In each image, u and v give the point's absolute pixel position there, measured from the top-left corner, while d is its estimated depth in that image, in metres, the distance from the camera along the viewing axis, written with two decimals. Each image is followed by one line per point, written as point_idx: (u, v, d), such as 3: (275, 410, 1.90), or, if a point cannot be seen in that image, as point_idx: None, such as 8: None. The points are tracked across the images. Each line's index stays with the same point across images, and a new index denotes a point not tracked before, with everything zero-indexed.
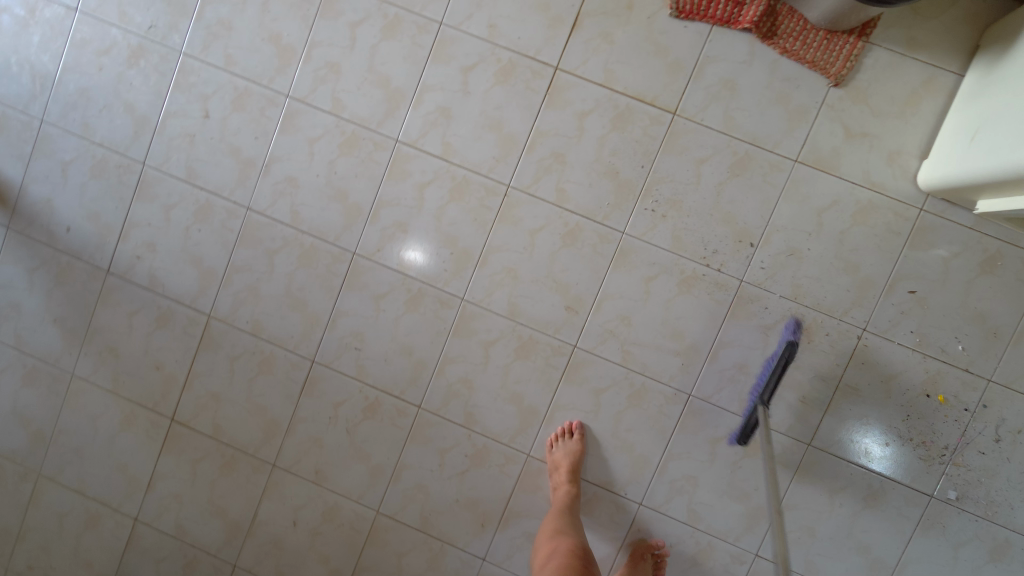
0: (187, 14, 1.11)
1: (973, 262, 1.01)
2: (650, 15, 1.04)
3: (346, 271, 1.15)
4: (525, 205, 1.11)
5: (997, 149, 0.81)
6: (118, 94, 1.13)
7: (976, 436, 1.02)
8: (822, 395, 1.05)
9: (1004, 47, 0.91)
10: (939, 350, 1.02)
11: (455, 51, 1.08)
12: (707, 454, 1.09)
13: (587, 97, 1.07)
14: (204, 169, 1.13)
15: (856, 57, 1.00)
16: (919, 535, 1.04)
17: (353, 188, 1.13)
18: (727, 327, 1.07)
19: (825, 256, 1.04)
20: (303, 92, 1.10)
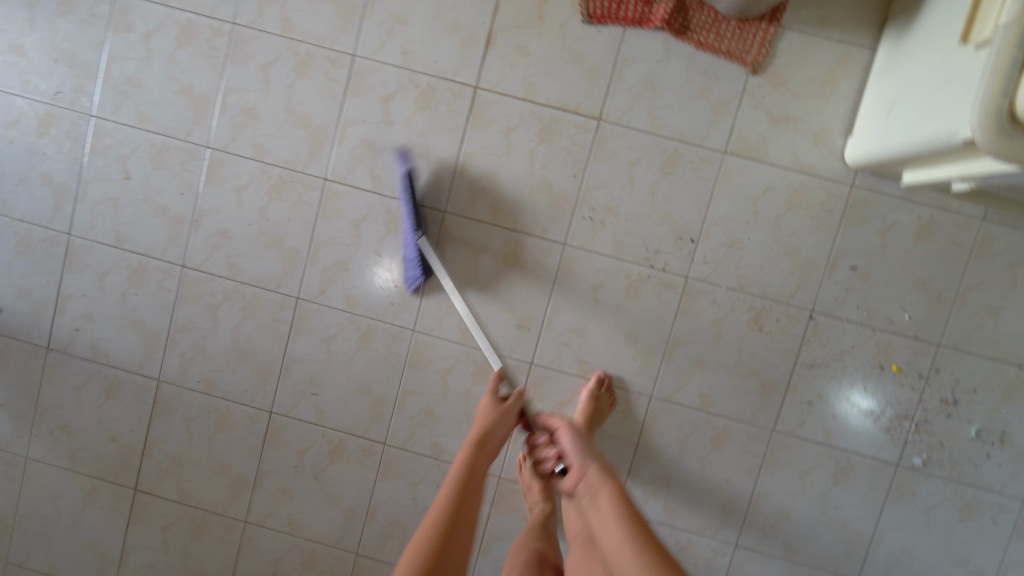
0: (92, 75, 1.10)
1: (909, 231, 1.03)
2: (561, 23, 1.04)
3: (292, 317, 1.12)
4: (462, 228, 1.09)
5: (909, 129, 0.83)
6: (33, 165, 1.12)
7: (934, 401, 1.05)
8: (779, 380, 1.07)
9: (908, 16, 0.93)
10: (887, 322, 1.05)
11: (372, 81, 1.07)
12: (676, 452, 1.10)
13: (510, 113, 1.06)
14: (133, 232, 1.12)
15: (770, 43, 1.01)
16: (891, 504, 1.08)
17: (288, 232, 1.11)
18: (680, 325, 1.08)
19: (764, 243, 1.05)
20: (223, 141, 1.10)
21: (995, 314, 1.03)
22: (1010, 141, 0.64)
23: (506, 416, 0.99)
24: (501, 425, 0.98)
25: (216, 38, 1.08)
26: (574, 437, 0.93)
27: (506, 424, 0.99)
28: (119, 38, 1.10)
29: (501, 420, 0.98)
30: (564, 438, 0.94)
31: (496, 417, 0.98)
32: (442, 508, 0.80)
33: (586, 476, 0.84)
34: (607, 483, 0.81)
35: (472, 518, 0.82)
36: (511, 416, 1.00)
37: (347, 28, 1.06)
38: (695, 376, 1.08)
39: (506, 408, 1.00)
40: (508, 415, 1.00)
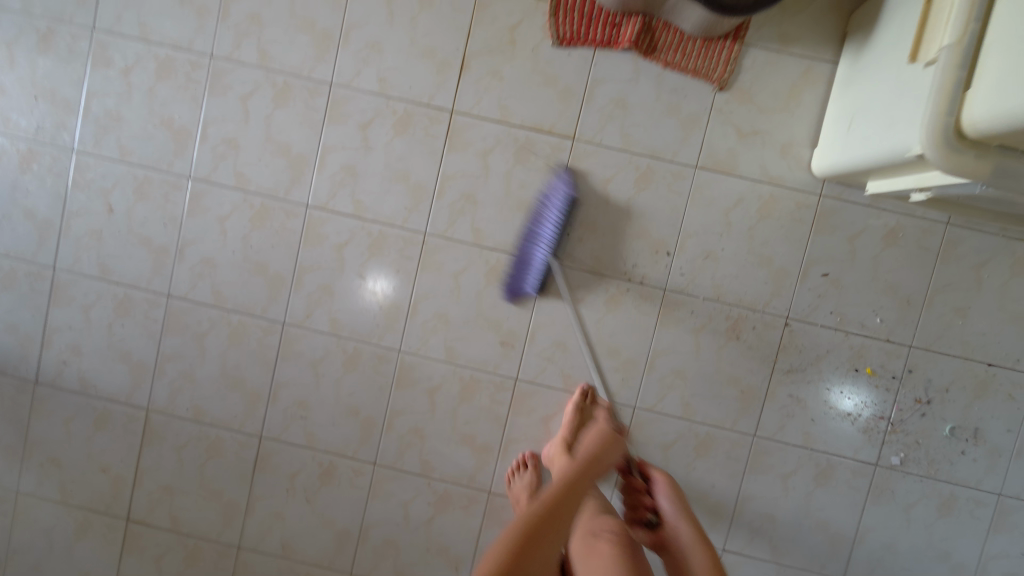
0: (73, 111, 1.12)
1: (876, 237, 1.06)
2: (533, 47, 1.07)
3: (279, 342, 1.14)
4: (443, 249, 1.11)
5: (868, 142, 0.86)
6: (16, 201, 1.13)
7: (908, 401, 1.08)
8: (758, 386, 1.10)
9: (864, 32, 0.96)
10: (860, 326, 1.08)
11: (350, 109, 1.09)
12: (661, 461, 1.12)
13: (486, 135, 1.09)
14: (117, 264, 1.14)
15: (734, 60, 1.04)
16: (872, 503, 1.10)
17: (272, 258, 1.12)
18: (660, 336, 1.10)
19: (738, 254, 1.08)
20: (205, 171, 1.11)
21: (963, 315, 1.06)
22: (957, 156, 0.68)
23: (618, 445, 0.98)
24: (614, 453, 0.97)
25: (195, 71, 1.10)
26: (673, 498, 1.03)
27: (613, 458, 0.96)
28: (98, 73, 1.11)
29: (612, 446, 0.97)
30: (662, 499, 1.03)
31: (613, 443, 0.97)
32: (545, 500, 0.86)
33: (680, 530, 0.99)
34: (694, 526, 0.99)
35: (551, 542, 0.83)
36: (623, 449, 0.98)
37: (323, 58, 1.09)
38: (677, 386, 1.11)
39: (619, 440, 0.98)
40: (618, 448, 0.98)
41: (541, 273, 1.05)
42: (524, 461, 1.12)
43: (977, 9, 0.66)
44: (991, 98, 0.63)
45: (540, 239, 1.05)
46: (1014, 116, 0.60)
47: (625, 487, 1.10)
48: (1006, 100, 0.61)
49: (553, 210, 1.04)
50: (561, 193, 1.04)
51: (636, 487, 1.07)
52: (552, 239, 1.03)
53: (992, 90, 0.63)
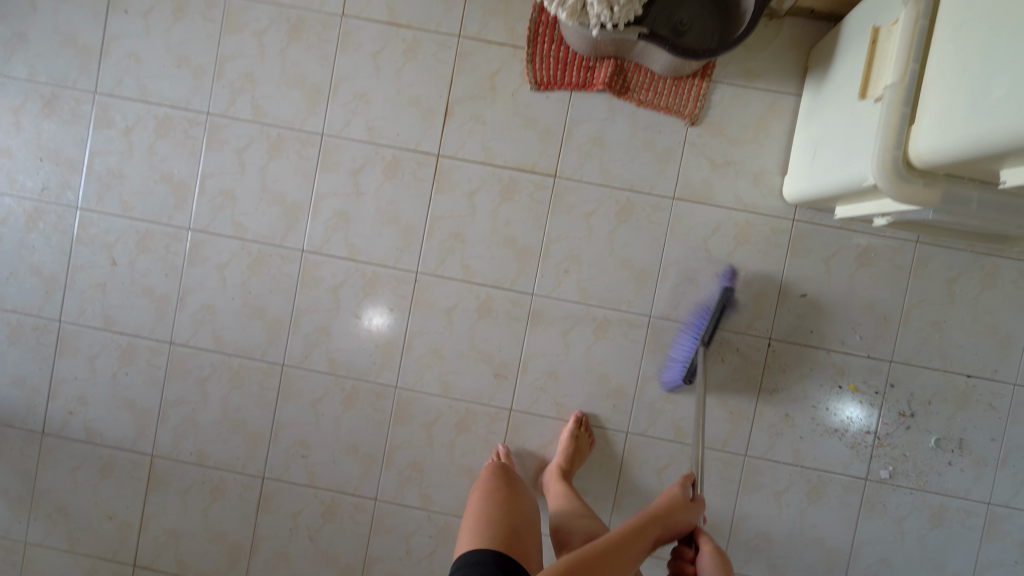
0: (77, 171, 1.17)
1: (850, 257, 1.11)
2: (512, 92, 1.13)
3: (278, 384, 1.17)
4: (435, 286, 1.15)
5: (831, 171, 0.91)
6: (23, 259, 1.18)
7: (892, 415, 1.11)
8: (746, 406, 1.13)
9: (823, 66, 1.02)
10: (840, 343, 1.11)
11: (341, 157, 1.14)
12: (656, 484, 1.15)
13: (471, 177, 1.14)
14: (121, 315, 1.18)
15: (704, 96, 1.10)
16: (865, 517, 1.12)
17: (270, 302, 1.16)
18: (648, 362, 1.14)
19: (718, 279, 1.12)
20: (204, 222, 1.16)
21: (939, 329, 1.10)
22: (907, 185, 0.73)
23: (689, 509, 0.94)
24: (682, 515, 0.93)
25: (192, 128, 1.16)
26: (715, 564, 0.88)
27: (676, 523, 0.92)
28: (100, 134, 1.17)
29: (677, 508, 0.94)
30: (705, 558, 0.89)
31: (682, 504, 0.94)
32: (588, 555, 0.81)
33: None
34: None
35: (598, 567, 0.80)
36: (692, 513, 0.94)
37: (314, 110, 1.14)
38: (667, 410, 1.14)
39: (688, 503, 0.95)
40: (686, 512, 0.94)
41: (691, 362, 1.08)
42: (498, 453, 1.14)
43: (915, 51, 0.72)
44: (932, 133, 0.69)
45: (693, 329, 1.09)
46: (953, 150, 0.65)
47: (672, 554, 0.96)
48: (946, 135, 0.66)
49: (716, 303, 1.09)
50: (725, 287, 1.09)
51: (681, 554, 0.93)
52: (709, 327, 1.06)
53: (933, 125, 0.68)
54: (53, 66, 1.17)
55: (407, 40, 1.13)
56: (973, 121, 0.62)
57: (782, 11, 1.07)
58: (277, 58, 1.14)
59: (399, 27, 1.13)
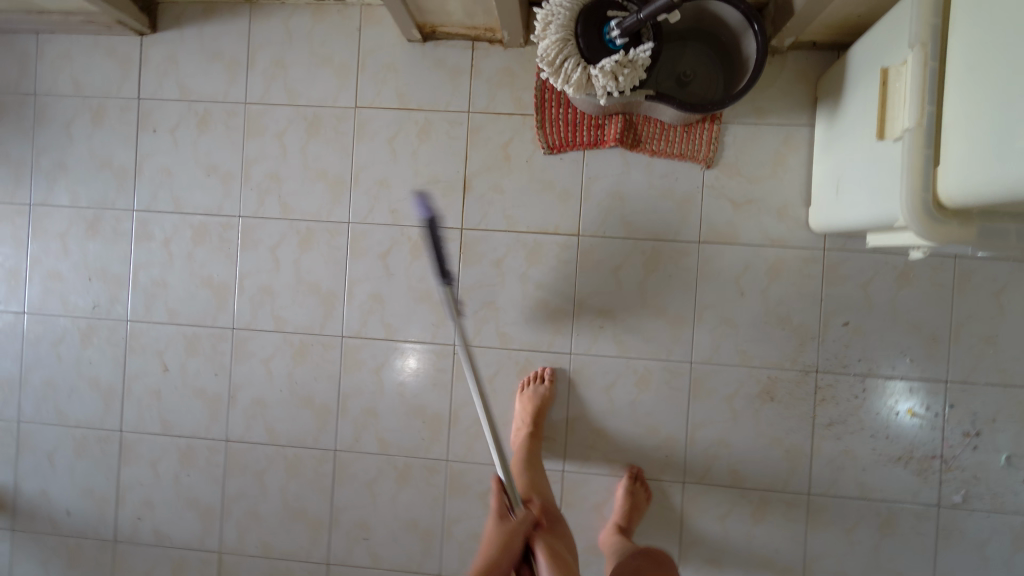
0: (124, 285, 1.23)
1: (889, 281, 1.09)
2: (527, 158, 1.15)
3: (333, 469, 1.19)
4: (474, 356, 1.17)
5: (858, 207, 0.91)
6: (81, 374, 1.24)
7: (957, 436, 1.08)
8: (802, 442, 1.11)
9: (833, 98, 1.02)
10: (891, 369, 1.09)
11: (368, 242, 1.18)
12: (720, 531, 1.13)
13: (496, 246, 1.16)
14: (177, 418, 1.22)
15: (717, 139, 1.11)
16: (943, 545, 1.08)
17: (316, 390, 1.19)
18: (695, 408, 1.13)
19: (755, 318, 1.12)
20: (246, 320, 1.20)
21: (992, 343, 1.07)
22: (940, 226, 0.72)
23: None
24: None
25: (227, 231, 1.21)
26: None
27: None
28: (142, 248, 1.23)
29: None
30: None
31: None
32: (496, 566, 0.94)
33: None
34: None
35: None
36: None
37: (339, 200, 1.19)
38: (720, 455, 1.13)
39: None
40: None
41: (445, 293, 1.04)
42: (543, 374, 1.15)
43: (928, 94, 0.72)
44: (959, 176, 0.68)
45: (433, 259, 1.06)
46: (984, 193, 0.65)
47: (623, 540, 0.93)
48: (974, 179, 0.66)
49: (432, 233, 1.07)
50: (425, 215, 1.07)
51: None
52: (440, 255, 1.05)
53: (960, 168, 0.68)
54: (93, 190, 1.24)
55: (419, 122, 1.17)
56: (1001, 167, 0.61)
57: (784, 46, 1.08)
58: (299, 155, 1.19)
59: (410, 111, 1.17)
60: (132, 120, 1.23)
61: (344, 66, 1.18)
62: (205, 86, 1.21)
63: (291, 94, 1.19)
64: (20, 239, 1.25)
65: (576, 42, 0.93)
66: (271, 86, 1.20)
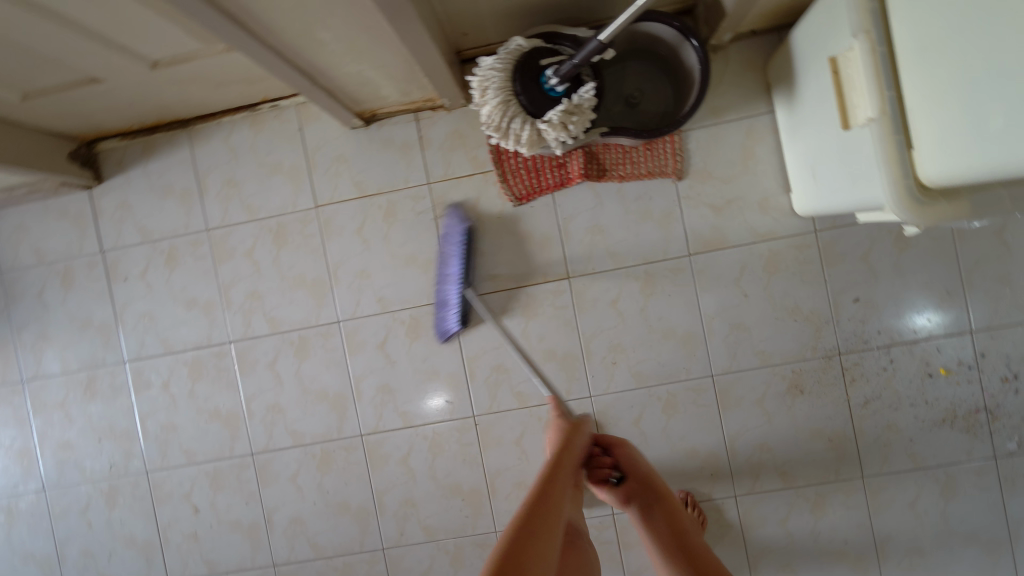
0: (134, 438, 1.22)
1: (888, 246, 1.06)
2: (498, 214, 1.13)
3: (386, 567, 1.17)
4: (495, 422, 1.15)
5: (839, 192, 0.88)
6: (115, 535, 1.22)
7: (996, 384, 1.05)
8: (844, 428, 1.08)
9: (786, 83, 0.99)
10: (913, 332, 1.07)
11: (364, 335, 1.16)
12: (784, 536, 1.10)
13: (490, 308, 1.14)
14: (220, 555, 1.20)
15: (680, 149, 1.08)
16: (1010, 495, 1.06)
17: (350, 494, 1.17)
18: (728, 420, 1.10)
19: (765, 316, 1.09)
20: (262, 442, 1.19)
21: (1007, 283, 1.05)
22: (931, 207, 0.69)
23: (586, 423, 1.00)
24: (583, 432, 0.98)
25: (221, 360, 1.19)
26: (634, 458, 1.00)
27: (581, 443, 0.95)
28: (142, 396, 1.21)
29: (576, 431, 0.96)
30: (624, 451, 1.01)
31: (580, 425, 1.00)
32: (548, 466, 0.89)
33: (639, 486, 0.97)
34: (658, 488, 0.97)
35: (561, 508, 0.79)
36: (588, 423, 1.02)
37: (324, 303, 1.17)
38: (766, 460, 1.10)
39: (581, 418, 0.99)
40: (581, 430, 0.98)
41: (461, 306, 1.09)
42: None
43: (885, 79, 0.69)
44: (939, 159, 0.65)
45: (451, 274, 1.10)
46: (973, 172, 0.61)
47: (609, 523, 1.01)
48: (957, 161, 0.63)
49: (454, 248, 1.09)
50: (456, 230, 1.09)
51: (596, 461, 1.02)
52: (460, 272, 1.08)
53: (938, 150, 0.65)
54: (80, 352, 1.22)
55: (383, 205, 1.15)
56: (987, 147, 0.58)
57: (724, 43, 1.06)
58: (273, 267, 1.18)
59: (371, 197, 1.15)
60: (101, 274, 1.21)
61: (295, 169, 1.16)
62: (164, 223, 1.20)
63: (250, 209, 1.18)
64: (22, 418, 1.24)
65: (517, 100, 0.90)
66: (228, 206, 1.18)
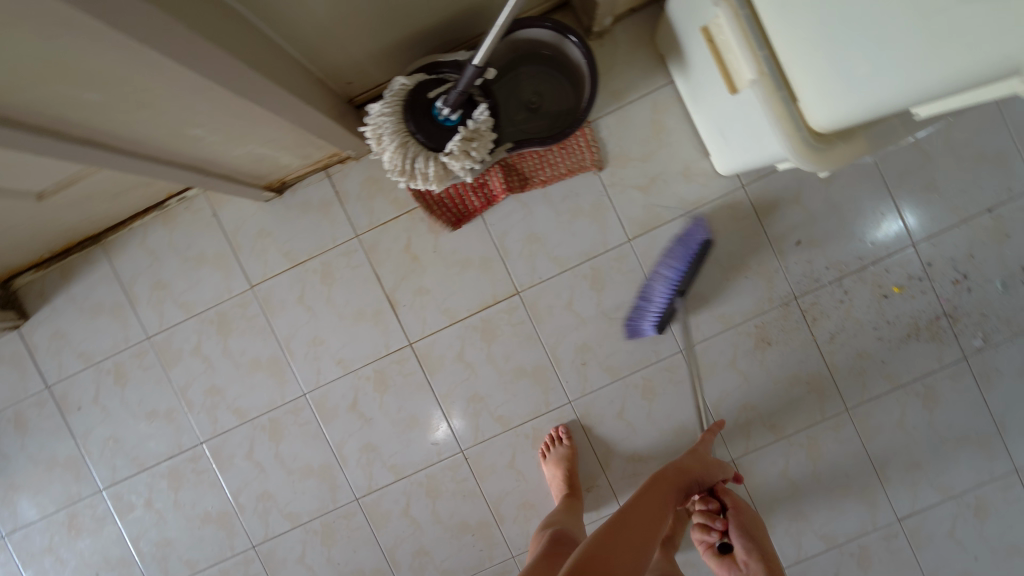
0: (131, 562, 1.18)
1: (814, 183, 1.07)
2: (433, 248, 1.12)
3: None
4: (485, 451, 1.14)
5: (748, 150, 0.88)
6: None
7: (949, 288, 1.07)
8: (817, 367, 1.09)
9: (675, 52, 0.99)
10: (859, 259, 1.08)
11: (333, 401, 1.14)
12: (789, 486, 1.10)
13: (450, 342, 1.13)
14: None
15: (593, 139, 1.08)
16: (989, 390, 1.07)
17: (360, 559, 1.16)
18: (708, 389, 1.11)
19: (716, 280, 1.09)
20: (261, 532, 1.16)
21: (934, 189, 1.06)
22: (829, 151, 0.69)
23: (722, 466, 0.97)
24: (715, 472, 0.94)
25: (198, 463, 1.16)
26: (750, 526, 0.91)
27: (706, 479, 0.92)
28: (128, 519, 1.18)
29: (707, 466, 0.94)
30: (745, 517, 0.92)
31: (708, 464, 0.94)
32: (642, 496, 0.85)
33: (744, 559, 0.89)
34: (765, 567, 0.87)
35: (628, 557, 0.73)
36: (726, 469, 0.97)
37: (285, 379, 1.14)
38: (752, 418, 1.10)
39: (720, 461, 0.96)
40: (715, 469, 0.95)
41: (663, 311, 1.02)
42: (559, 433, 1.12)
43: (755, 41, 0.69)
44: (824, 108, 0.65)
45: (665, 276, 1.02)
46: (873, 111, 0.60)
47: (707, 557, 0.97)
48: (848, 106, 0.62)
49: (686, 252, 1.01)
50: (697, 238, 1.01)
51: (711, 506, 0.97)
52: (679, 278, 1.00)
53: (820, 100, 0.65)
54: (53, 492, 1.18)
55: (318, 269, 1.13)
56: (883, 91, 0.56)
57: (607, 27, 1.05)
58: (224, 358, 1.15)
59: (304, 263, 1.13)
60: (52, 410, 1.17)
61: (221, 255, 1.13)
62: (103, 343, 1.16)
63: (186, 306, 1.14)
64: (13, 572, 1.20)
65: (414, 138, 0.88)
66: (163, 309, 1.15)
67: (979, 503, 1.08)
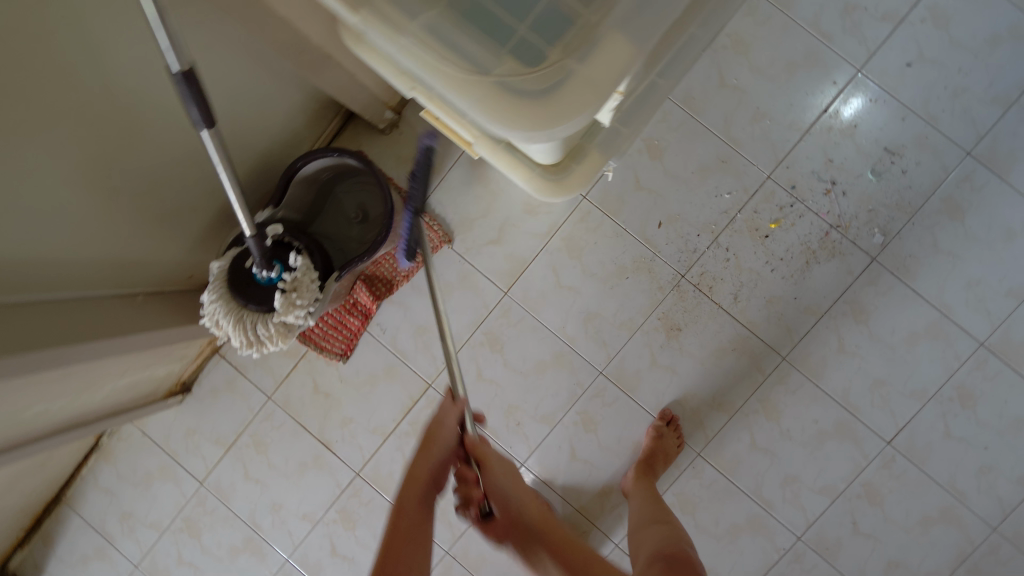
0: None
1: (648, 163, 1.05)
2: (339, 378, 1.15)
3: None
4: (467, 542, 1.13)
5: None
6: None
7: (823, 200, 1.02)
8: (736, 331, 1.05)
9: None
10: (726, 213, 1.04)
11: (315, 554, 1.16)
12: (765, 455, 1.06)
13: (391, 456, 1.14)
14: None
15: (432, 217, 1.09)
16: (914, 279, 1.01)
17: None
18: (643, 398, 1.08)
19: (602, 294, 1.08)
20: None
21: (763, 117, 1.03)
22: (569, 176, 0.70)
23: (443, 420, 0.85)
24: (448, 435, 0.84)
25: None
26: (506, 484, 0.86)
27: (447, 447, 0.84)
28: None
29: (439, 438, 0.84)
30: (496, 481, 0.85)
31: (442, 429, 0.85)
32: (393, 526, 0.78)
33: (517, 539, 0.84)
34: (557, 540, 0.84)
35: None
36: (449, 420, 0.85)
37: (265, 553, 1.17)
38: (698, 406, 1.06)
39: (438, 418, 0.85)
40: (445, 431, 0.84)
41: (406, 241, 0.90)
42: None
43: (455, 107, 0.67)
44: (535, 148, 0.66)
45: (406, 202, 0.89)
46: None
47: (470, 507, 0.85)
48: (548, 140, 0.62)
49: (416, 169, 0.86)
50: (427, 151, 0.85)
51: (464, 478, 0.84)
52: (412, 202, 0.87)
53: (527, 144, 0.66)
54: None
55: (249, 442, 1.17)
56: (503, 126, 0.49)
57: (393, 117, 1.08)
58: (206, 556, 1.19)
59: (235, 442, 1.17)
60: None
61: (165, 467, 1.19)
62: None
63: (156, 524, 1.20)
64: None
65: (248, 309, 0.91)
66: (138, 535, 1.20)
67: (961, 391, 1.02)
